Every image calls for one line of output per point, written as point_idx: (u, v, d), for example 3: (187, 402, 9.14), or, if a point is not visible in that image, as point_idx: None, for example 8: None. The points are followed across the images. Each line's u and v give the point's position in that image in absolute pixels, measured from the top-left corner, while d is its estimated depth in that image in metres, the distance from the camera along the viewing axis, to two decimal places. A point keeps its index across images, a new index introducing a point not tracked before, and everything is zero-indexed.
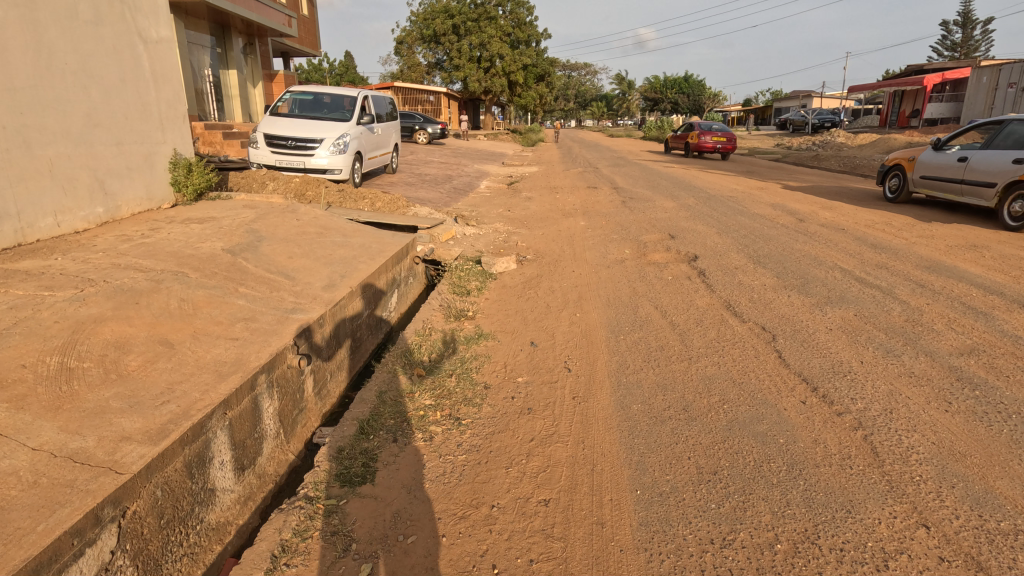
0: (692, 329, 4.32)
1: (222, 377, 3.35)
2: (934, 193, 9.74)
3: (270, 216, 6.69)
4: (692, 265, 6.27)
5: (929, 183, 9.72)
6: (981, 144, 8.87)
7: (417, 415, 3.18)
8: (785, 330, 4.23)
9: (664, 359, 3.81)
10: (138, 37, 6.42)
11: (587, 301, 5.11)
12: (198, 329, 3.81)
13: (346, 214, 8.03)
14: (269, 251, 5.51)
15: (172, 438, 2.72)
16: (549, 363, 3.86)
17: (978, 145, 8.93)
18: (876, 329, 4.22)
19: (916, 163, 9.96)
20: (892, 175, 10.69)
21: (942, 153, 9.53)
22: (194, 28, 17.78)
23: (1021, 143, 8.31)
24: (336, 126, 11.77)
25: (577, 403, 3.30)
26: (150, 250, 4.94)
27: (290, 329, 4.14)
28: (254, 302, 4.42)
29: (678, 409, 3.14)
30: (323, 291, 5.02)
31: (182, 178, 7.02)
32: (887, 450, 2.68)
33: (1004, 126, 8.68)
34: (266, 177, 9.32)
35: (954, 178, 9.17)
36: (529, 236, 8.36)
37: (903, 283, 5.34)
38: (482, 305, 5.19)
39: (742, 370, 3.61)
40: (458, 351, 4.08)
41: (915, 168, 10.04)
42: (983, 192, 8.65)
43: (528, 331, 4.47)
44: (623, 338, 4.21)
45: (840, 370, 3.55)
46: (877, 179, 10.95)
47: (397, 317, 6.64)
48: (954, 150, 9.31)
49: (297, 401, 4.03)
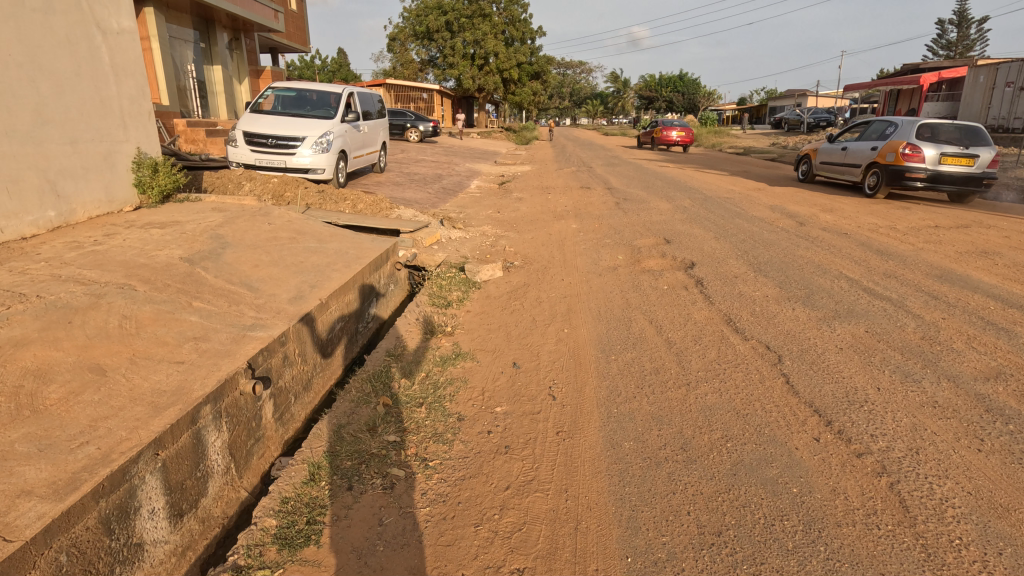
0: (689, 348, 3.94)
1: (157, 411, 2.95)
2: (829, 175, 12.69)
3: (240, 220, 6.28)
4: (688, 273, 5.91)
5: (827, 168, 12.56)
6: (856, 136, 11.78)
7: (378, 456, 2.79)
8: (792, 350, 3.86)
9: (658, 385, 3.43)
10: (95, 27, 5.99)
11: (576, 315, 4.74)
12: (138, 352, 3.40)
13: (324, 217, 7.62)
14: (233, 259, 5.09)
15: (82, 491, 2.33)
16: (531, 389, 3.48)
17: (854, 138, 11.89)
18: (891, 350, 3.85)
19: (816, 151, 12.88)
20: (803, 162, 13.66)
21: (834, 143, 12.50)
22: (176, 22, 17.29)
23: (880, 135, 11.24)
24: (320, 123, 11.34)
25: (561, 440, 2.91)
26: (98, 259, 4.53)
27: (244, 349, 3.73)
28: (208, 318, 4.02)
29: (675, 449, 2.76)
30: (289, 304, 4.61)
31: (147, 178, 6.58)
32: (918, 504, 2.31)
33: (871, 123, 11.65)
34: (243, 177, 8.89)
35: (840, 162, 12.09)
36: (518, 240, 7.99)
37: (914, 295, 4.99)
38: (463, 318, 4.80)
39: (746, 399, 3.23)
40: (432, 374, 3.68)
41: (817, 156, 12.96)
42: (854, 171, 11.62)
43: (511, 350, 4.08)
44: (614, 359, 3.83)
45: (855, 399, 3.17)
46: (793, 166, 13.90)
47: (375, 327, 6.22)
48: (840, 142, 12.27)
49: (253, 430, 3.62)
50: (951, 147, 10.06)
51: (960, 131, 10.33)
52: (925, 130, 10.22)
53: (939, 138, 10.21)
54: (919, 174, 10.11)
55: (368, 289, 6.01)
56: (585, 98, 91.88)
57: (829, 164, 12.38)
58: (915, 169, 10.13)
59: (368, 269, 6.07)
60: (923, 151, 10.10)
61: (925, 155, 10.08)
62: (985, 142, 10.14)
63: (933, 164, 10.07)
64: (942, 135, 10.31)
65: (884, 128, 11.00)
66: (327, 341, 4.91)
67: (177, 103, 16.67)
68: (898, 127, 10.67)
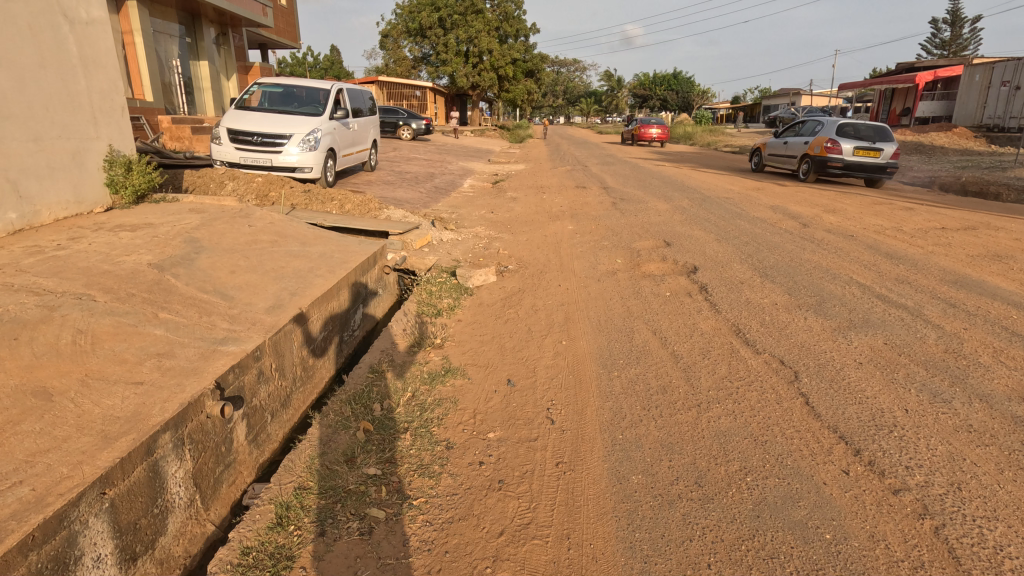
0: (698, 363, 3.65)
1: (107, 441, 2.63)
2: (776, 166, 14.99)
3: (218, 221, 5.94)
4: (691, 278, 5.63)
5: (773, 159, 14.74)
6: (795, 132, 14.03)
7: (356, 493, 2.48)
8: (809, 365, 3.58)
9: (666, 406, 3.14)
10: (62, 17, 5.61)
11: (574, 325, 4.43)
12: (91, 372, 3.07)
13: (310, 218, 7.29)
14: (207, 264, 4.76)
15: (7, 545, 2.01)
16: (527, 411, 3.17)
17: (795, 133, 14.10)
18: (914, 365, 3.57)
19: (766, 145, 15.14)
20: (756, 154, 15.95)
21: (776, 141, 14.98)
22: (161, 16, 16.84)
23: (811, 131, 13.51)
24: (307, 120, 10.98)
25: (562, 473, 2.61)
26: (58, 266, 4.18)
27: (212, 367, 3.40)
28: (175, 332, 3.68)
29: (689, 485, 2.47)
30: (266, 314, 4.28)
31: (120, 178, 6.22)
32: (969, 554, 2.04)
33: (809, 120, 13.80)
34: (226, 176, 8.54)
35: (782, 154, 14.37)
36: (512, 242, 7.68)
37: (931, 302, 4.72)
38: (454, 328, 4.50)
39: (764, 423, 2.94)
40: (419, 394, 3.37)
41: (766, 149, 15.28)
42: (791, 162, 13.88)
43: (505, 365, 3.77)
44: (618, 376, 3.53)
45: (883, 424, 2.89)
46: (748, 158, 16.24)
47: (362, 335, 5.90)
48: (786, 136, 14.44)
49: (222, 456, 3.30)
50: (862, 143, 12.36)
51: (874, 130, 12.53)
52: (845, 127, 12.39)
53: (855, 135, 12.47)
54: (835, 163, 12.40)
55: (353, 295, 5.68)
56: (579, 97, 91.64)
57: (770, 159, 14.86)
58: (832, 159, 12.43)
59: (354, 274, 5.75)
60: (839, 145, 12.39)
61: (844, 147, 12.24)
62: (890, 139, 12.36)
63: (850, 155, 12.24)
64: (857, 131, 12.54)
65: (817, 124, 13.15)
66: (308, 353, 4.58)
67: (162, 100, 16.25)
68: (825, 124, 12.92)
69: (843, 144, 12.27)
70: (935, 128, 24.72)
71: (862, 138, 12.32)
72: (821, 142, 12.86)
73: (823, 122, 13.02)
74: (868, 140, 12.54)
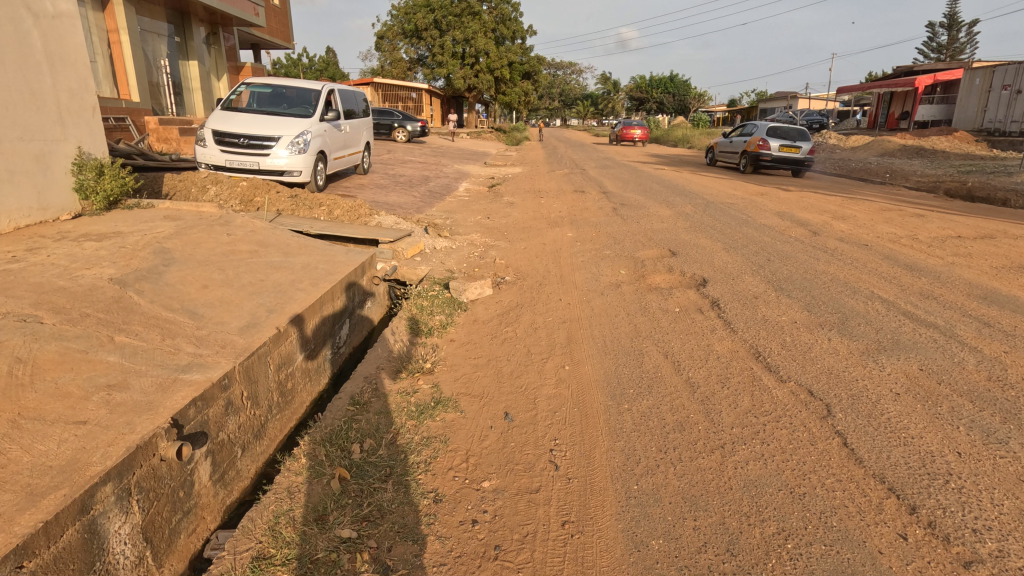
0: (717, 394, 3.27)
1: (32, 500, 2.23)
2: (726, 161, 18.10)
3: (194, 230, 5.53)
4: (701, 292, 5.27)
5: (723, 155, 17.82)
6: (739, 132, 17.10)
7: (327, 564, 2.09)
8: (841, 397, 3.19)
9: (686, 449, 2.76)
10: (25, 9, 5.20)
11: (577, 346, 4.05)
12: (26, 411, 2.67)
13: (295, 226, 6.92)
14: (177, 278, 4.36)
15: None
16: (527, 454, 2.78)
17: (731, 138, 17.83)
18: (959, 396, 3.20)
19: (718, 144, 18.19)
20: (713, 151, 18.93)
21: (725, 140, 18.13)
22: (149, 15, 16.43)
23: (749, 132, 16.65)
24: (297, 122, 10.58)
25: (569, 537, 2.23)
26: (7, 282, 3.78)
27: (170, 401, 2.99)
28: (132, 359, 3.28)
29: (719, 555, 2.09)
30: (238, 334, 3.88)
31: (90, 182, 5.80)
32: None
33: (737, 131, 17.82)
34: (209, 180, 8.14)
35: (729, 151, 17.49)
36: (509, 250, 7.30)
37: (963, 321, 4.36)
38: (447, 349, 4.11)
39: (800, 469, 2.57)
40: (405, 431, 2.98)
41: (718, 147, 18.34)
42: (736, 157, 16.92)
43: (502, 396, 3.38)
44: (629, 409, 3.15)
45: (936, 472, 2.52)
46: (707, 154, 19.18)
47: (348, 352, 5.51)
48: (722, 143, 18.37)
49: (181, 502, 2.90)
50: (785, 142, 15.60)
51: (794, 132, 15.87)
52: (772, 130, 15.58)
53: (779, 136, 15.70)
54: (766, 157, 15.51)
55: (339, 309, 5.29)
56: (576, 99, 91.48)
57: (720, 155, 17.92)
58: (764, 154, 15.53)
59: (340, 286, 5.36)
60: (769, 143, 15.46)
61: (770, 145, 15.47)
62: (807, 138, 15.60)
63: (775, 151, 15.45)
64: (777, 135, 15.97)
65: (753, 127, 16.29)
66: (285, 377, 4.18)
67: (149, 100, 15.82)
68: (759, 128, 16.06)
69: (770, 142, 15.42)
70: (935, 132, 24.51)
71: (785, 137, 15.52)
72: (756, 140, 15.88)
73: (757, 126, 16.22)
74: (792, 139, 15.75)
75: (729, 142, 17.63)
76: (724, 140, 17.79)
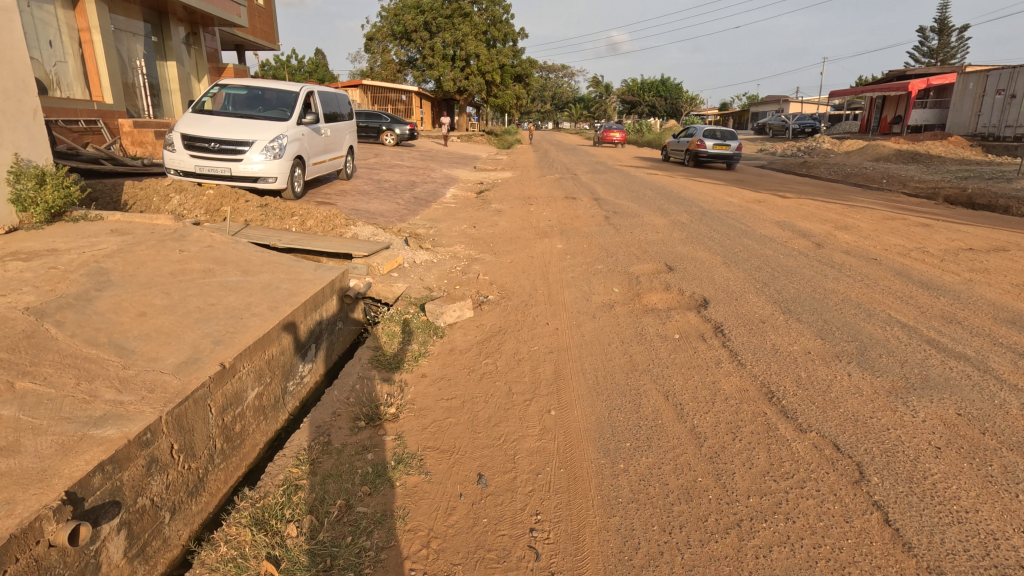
0: (729, 450, 2.79)
1: None
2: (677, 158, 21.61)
3: (142, 245, 5.01)
4: (701, 314, 4.82)
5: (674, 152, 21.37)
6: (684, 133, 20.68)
7: None
8: (874, 454, 2.72)
9: (693, 531, 2.28)
10: None
11: (565, 384, 3.57)
12: None
13: (263, 240, 6.44)
14: (109, 305, 3.82)
15: None
16: (502, 536, 2.30)
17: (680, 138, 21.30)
18: (1011, 452, 2.74)
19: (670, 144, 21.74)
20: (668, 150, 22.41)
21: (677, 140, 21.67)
22: (124, 14, 15.82)
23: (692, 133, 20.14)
24: (272, 125, 10.05)
25: None
26: None
27: (69, 468, 2.47)
28: (33, 412, 2.76)
29: None
30: (171, 373, 3.35)
31: (30, 193, 5.25)
32: None
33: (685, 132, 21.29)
34: (173, 187, 7.60)
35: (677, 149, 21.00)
36: (494, 264, 6.82)
37: (996, 351, 3.91)
38: (417, 387, 3.61)
39: (835, 561, 2.09)
40: (356, 503, 2.48)
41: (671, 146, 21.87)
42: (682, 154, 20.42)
43: (475, 451, 2.87)
44: (625, 470, 2.67)
45: (1004, 565, 2.05)
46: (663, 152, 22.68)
47: (313, 381, 5.00)
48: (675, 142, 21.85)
49: None
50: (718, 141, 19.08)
51: (726, 133, 19.32)
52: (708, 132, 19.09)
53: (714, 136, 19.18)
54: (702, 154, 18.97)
55: (302, 335, 4.78)
56: (568, 102, 91.24)
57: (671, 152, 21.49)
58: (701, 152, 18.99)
59: (305, 309, 4.86)
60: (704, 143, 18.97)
61: (705, 144, 18.93)
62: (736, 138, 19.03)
63: (710, 149, 18.89)
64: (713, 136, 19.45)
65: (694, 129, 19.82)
66: (232, 420, 3.65)
67: (123, 102, 15.23)
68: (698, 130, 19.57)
69: (705, 142, 18.87)
70: (929, 136, 24.31)
71: (718, 137, 18.96)
72: (695, 141, 19.39)
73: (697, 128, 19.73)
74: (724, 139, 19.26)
75: (678, 142, 21.20)
76: (674, 140, 21.37)
